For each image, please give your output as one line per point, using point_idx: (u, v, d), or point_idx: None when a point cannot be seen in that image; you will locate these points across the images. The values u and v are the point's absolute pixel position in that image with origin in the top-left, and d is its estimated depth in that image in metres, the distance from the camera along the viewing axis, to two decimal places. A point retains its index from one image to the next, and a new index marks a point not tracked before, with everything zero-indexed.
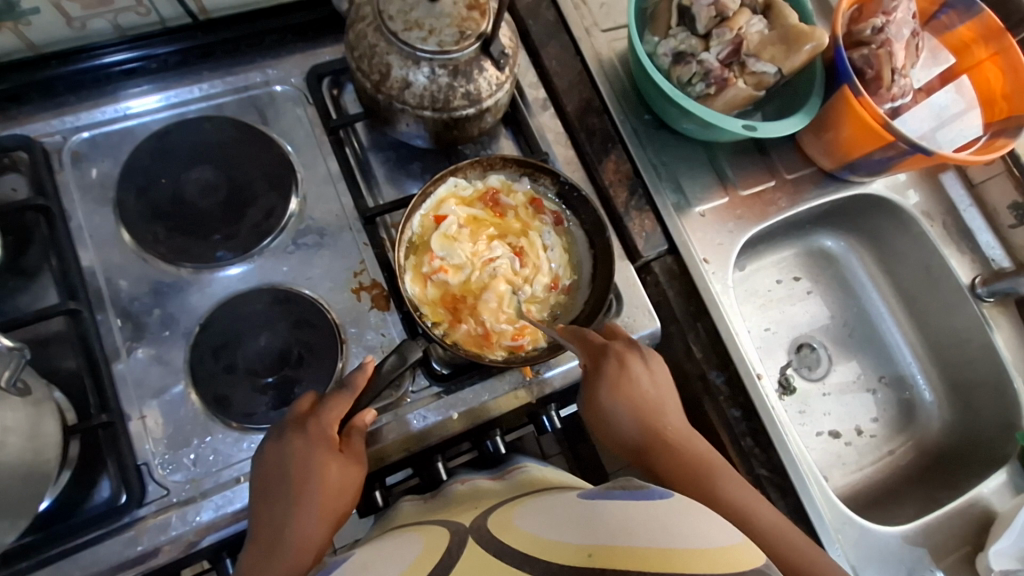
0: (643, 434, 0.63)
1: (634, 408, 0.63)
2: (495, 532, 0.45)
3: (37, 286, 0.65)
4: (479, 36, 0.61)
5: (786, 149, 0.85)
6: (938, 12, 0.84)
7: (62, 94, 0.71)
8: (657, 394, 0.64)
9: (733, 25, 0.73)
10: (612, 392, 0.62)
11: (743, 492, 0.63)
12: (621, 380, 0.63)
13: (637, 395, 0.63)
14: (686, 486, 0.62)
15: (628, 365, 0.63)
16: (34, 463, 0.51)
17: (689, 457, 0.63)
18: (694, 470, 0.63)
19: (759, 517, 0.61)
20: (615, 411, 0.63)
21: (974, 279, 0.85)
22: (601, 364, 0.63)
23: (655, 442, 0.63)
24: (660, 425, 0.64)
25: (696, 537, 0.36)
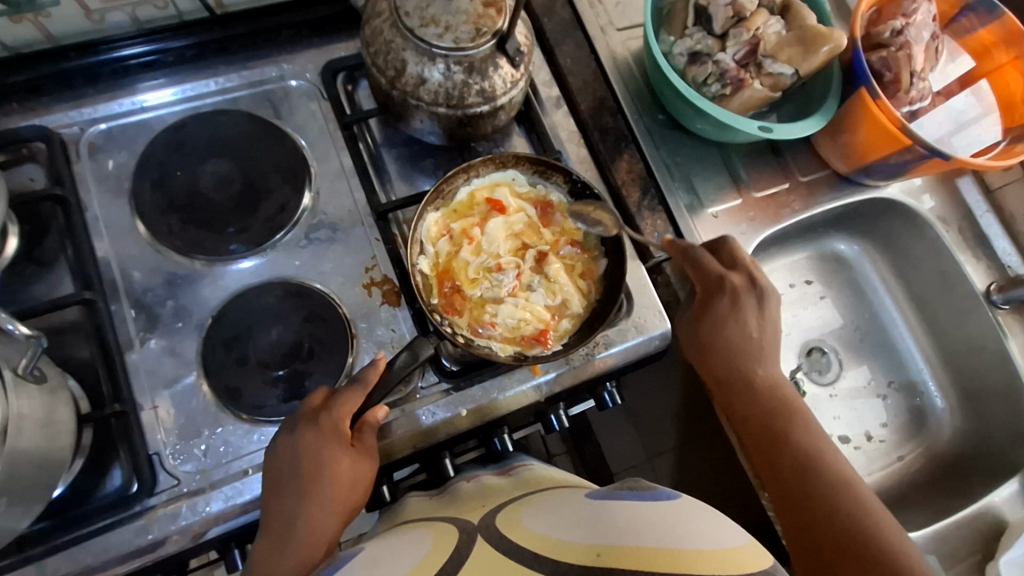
0: (732, 369, 0.66)
1: (735, 348, 0.66)
2: (504, 531, 0.45)
3: (52, 276, 0.66)
4: (495, 34, 0.61)
5: (800, 151, 0.84)
6: (958, 15, 0.83)
7: (80, 85, 0.71)
8: (757, 336, 0.66)
9: (751, 26, 0.73)
10: (718, 326, 0.66)
11: (819, 440, 0.62)
12: (729, 315, 0.66)
13: (739, 334, 0.66)
14: (758, 422, 0.64)
15: (742, 305, 0.66)
16: (48, 451, 0.52)
17: (777, 396, 0.65)
18: (773, 409, 0.64)
19: (826, 466, 0.60)
20: (716, 342, 0.66)
21: (988, 285, 0.84)
22: (716, 296, 0.66)
23: (744, 375, 0.66)
24: (755, 362, 0.66)
25: (703, 539, 0.36)
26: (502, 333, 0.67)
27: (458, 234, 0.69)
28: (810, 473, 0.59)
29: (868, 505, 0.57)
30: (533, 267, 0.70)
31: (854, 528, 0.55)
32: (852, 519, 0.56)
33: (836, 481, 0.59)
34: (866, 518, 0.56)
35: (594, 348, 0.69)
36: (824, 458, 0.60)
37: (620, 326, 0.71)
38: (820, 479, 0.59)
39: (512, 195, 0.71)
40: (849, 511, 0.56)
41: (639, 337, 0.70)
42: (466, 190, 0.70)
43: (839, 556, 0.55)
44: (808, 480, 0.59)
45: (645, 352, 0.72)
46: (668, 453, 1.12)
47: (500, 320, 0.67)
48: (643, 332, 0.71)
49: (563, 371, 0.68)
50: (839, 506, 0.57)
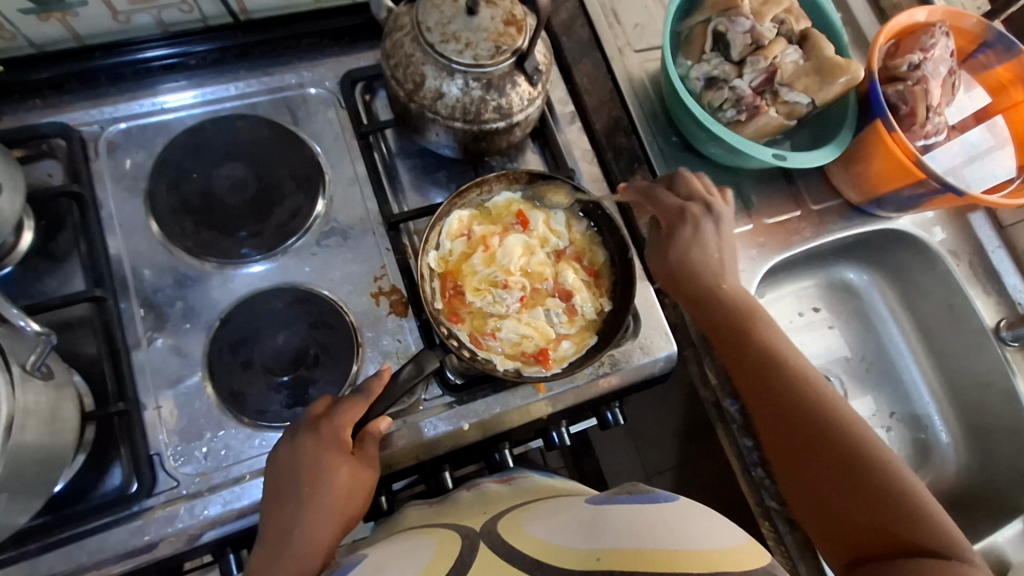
0: (697, 285, 0.66)
1: (701, 275, 0.66)
2: (506, 537, 0.46)
3: (63, 271, 0.67)
4: (515, 52, 0.62)
5: (813, 179, 0.84)
6: (975, 51, 0.82)
7: (103, 84, 0.72)
8: (719, 259, 0.66)
9: (768, 54, 0.73)
10: (682, 257, 0.66)
11: (783, 341, 0.64)
12: (692, 241, 0.66)
13: (700, 261, 0.66)
14: (736, 347, 0.64)
15: (701, 229, 0.66)
16: (51, 447, 0.52)
17: (741, 306, 0.65)
18: (738, 324, 0.64)
19: (796, 376, 0.61)
20: (679, 266, 0.66)
21: (998, 321, 0.84)
22: (676, 224, 0.66)
23: (711, 287, 0.65)
24: (720, 276, 0.66)
25: (704, 539, 0.38)
26: (509, 349, 0.67)
27: (476, 238, 0.70)
28: (790, 397, 0.60)
29: (834, 401, 0.59)
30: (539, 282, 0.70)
31: (833, 437, 0.57)
32: (846, 442, 0.56)
33: (802, 381, 0.60)
34: (856, 438, 0.56)
35: (599, 368, 0.69)
36: (798, 375, 0.61)
37: (626, 347, 0.71)
38: (789, 384, 0.60)
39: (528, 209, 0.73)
40: (838, 430, 0.57)
41: (645, 359, 0.70)
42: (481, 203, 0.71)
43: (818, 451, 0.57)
44: (796, 402, 0.59)
45: (648, 374, 0.72)
46: (666, 473, 1.13)
47: (503, 335, 0.67)
48: (649, 353, 0.71)
49: (568, 390, 0.68)
50: (829, 429, 0.57)
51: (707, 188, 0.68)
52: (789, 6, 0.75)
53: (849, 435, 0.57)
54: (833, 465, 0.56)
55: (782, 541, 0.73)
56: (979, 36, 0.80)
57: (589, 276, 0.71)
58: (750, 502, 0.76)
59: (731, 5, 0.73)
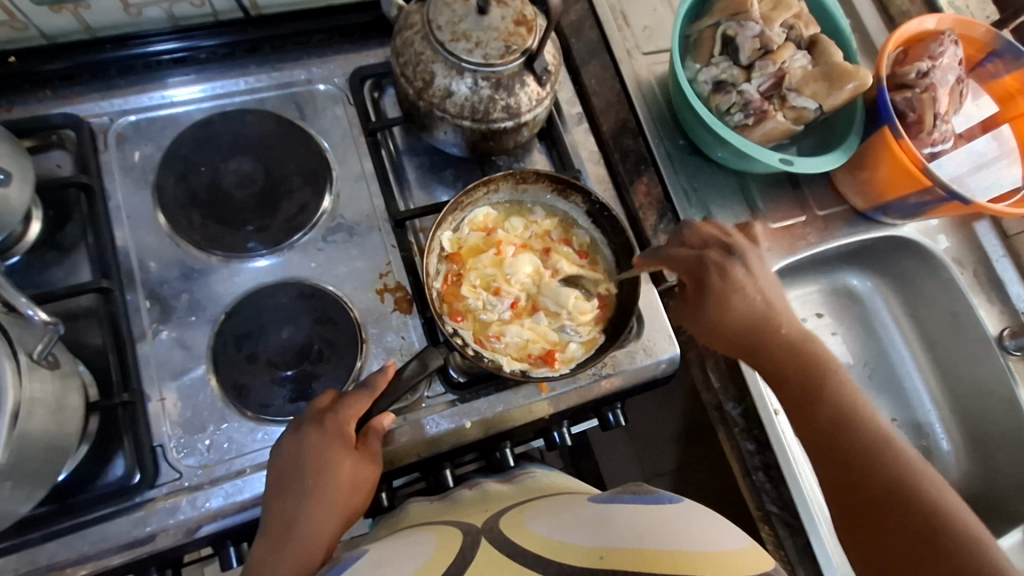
0: (748, 331, 0.63)
1: (747, 317, 0.63)
2: (508, 535, 0.46)
3: (70, 261, 0.67)
4: (525, 52, 0.62)
5: (819, 185, 0.85)
6: (985, 60, 0.82)
7: (112, 76, 0.73)
8: (765, 302, 0.63)
9: (777, 59, 0.73)
10: (717, 304, 0.62)
11: (852, 389, 0.60)
12: (727, 286, 0.62)
13: (741, 305, 0.62)
14: (799, 397, 0.61)
15: (730, 273, 0.62)
16: (56, 436, 0.52)
17: (802, 351, 0.62)
18: (801, 369, 0.61)
19: (867, 430, 0.57)
20: (723, 312, 0.63)
21: (1001, 330, 0.84)
22: (702, 273, 0.62)
23: (765, 331, 0.63)
24: (775, 320, 0.63)
25: (707, 542, 0.38)
26: (514, 352, 0.67)
27: (490, 240, 0.71)
28: (864, 454, 0.56)
29: (907, 456, 0.55)
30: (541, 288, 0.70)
31: (904, 497, 0.53)
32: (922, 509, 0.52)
33: (872, 434, 0.57)
34: (927, 499, 0.52)
35: (601, 368, 0.69)
36: (875, 431, 0.57)
37: (629, 348, 0.71)
38: (856, 436, 0.56)
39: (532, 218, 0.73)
40: (904, 486, 0.53)
41: (648, 360, 0.70)
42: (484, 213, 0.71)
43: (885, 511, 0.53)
44: (869, 459, 0.55)
45: (651, 376, 0.72)
46: (665, 476, 1.13)
47: (507, 340, 0.67)
48: (652, 354, 0.71)
49: (570, 390, 0.68)
50: (905, 493, 0.53)
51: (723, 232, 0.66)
52: (798, 11, 0.76)
53: (929, 503, 0.52)
54: (907, 531, 0.52)
55: (781, 545, 0.73)
56: (987, 44, 0.81)
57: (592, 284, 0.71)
58: (750, 505, 0.76)
59: (741, 9, 0.74)
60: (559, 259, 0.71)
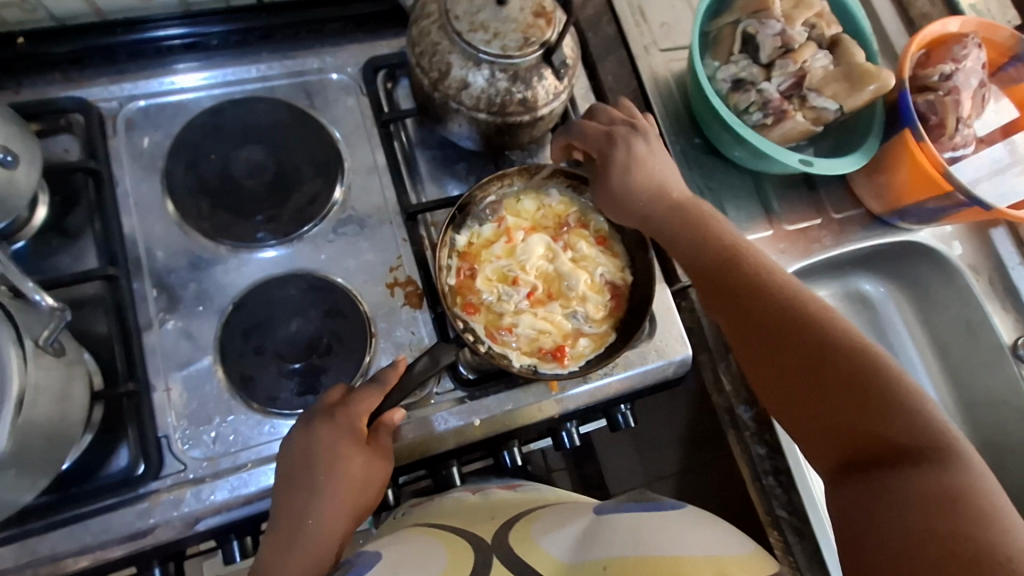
0: (649, 195, 0.65)
1: (654, 203, 0.65)
2: (521, 551, 0.44)
3: (76, 247, 0.66)
4: (543, 44, 0.61)
5: (834, 188, 0.83)
6: (1008, 64, 0.81)
7: (123, 61, 0.72)
8: (659, 171, 0.66)
9: (797, 58, 0.72)
10: (623, 175, 0.65)
11: (738, 238, 0.63)
12: (625, 156, 0.65)
13: (643, 172, 0.65)
14: (708, 275, 0.61)
15: (632, 144, 0.66)
16: (60, 424, 0.51)
17: (693, 210, 0.65)
18: (694, 227, 0.63)
19: (757, 273, 0.59)
20: (626, 185, 0.65)
21: (1016, 339, 0.83)
22: (609, 148, 0.66)
23: (663, 194, 0.65)
24: (669, 184, 0.66)
25: (711, 547, 0.38)
26: (524, 347, 0.66)
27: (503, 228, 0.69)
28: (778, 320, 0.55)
29: (796, 289, 0.57)
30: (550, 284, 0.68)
31: (801, 330, 0.54)
32: (840, 358, 0.51)
33: (760, 275, 0.58)
34: (824, 327, 0.53)
35: (613, 369, 0.68)
36: (787, 294, 0.56)
37: (641, 348, 0.70)
38: (748, 281, 0.58)
39: (546, 207, 0.72)
40: (803, 317, 0.54)
41: (660, 361, 0.69)
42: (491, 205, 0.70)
43: (783, 346, 0.54)
44: (782, 319, 0.55)
45: (662, 377, 0.71)
46: (668, 478, 1.12)
47: (519, 331, 0.65)
48: (663, 356, 0.70)
49: (581, 390, 0.67)
50: (821, 349, 0.52)
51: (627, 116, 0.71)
52: (820, 10, 0.75)
53: (846, 350, 0.51)
54: (830, 372, 0.51)
55: (790, 551, 0.73)
56: (1009, 48, 0.80)
57: (602, 281, 0.69)
58: (760, 510, 0.76)
59: (762, 7, 0.72)
60: (573, 251, 0.70)
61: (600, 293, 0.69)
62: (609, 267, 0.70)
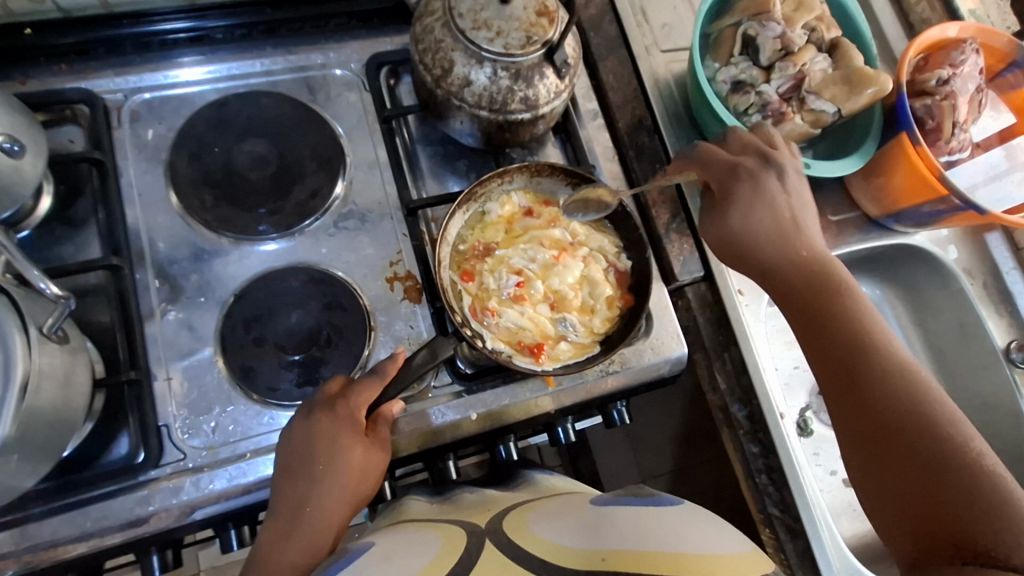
0: (768, 246, 0.61)
1: (767, 245, 0.61)
2: (512, 536, 0.46)
3: (80, 237, 0.66)
4: (545, 43, 0.62)
5: (832, 190, 0.84)
6: (1004, 71, 0.82)
7: (129, 53, 0.72)
8: (788, 220, 0.61)
9: (797, 61, 0.73)
10: (740, 219, 0.61)
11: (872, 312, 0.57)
12: (750, 199, 0.61)
13: (765, 220, 0.61)
14: (817, 336, 0.57)
15: (759, 183, 0.62)
16: (63, 411, 0.52)
17: (821, 271, 0.59)
18: (818, 289, 0.58)
19: (886, 354, 0.54)
20: (742, 230, 0.61)
21: (1009, 343, 0.84)
22: (732, 183, 0.62)
23: (786, 248, 0.60)
24: (797, 240, 0.61)
25: (708, 545, 0.38)
26: (508, 341, 0.66)
27: (499, 227, 0.71)
28: (899, 408, 0.52)
29: (923, 383, 0.53)
30: (545, 278, 0.69)
31: (917, 428, 0.51)
32: (961, 467, 0.48)
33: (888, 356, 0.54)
34: (942, 431, 0.50)
35: (609, 365, 0.69)
36: (913, 384, 0.52)
37: (637, 346, 0.70)
38: (874, 358, 0.54)
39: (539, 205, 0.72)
40: (921, 412, 0.51)
41: (655, 359, 0.70)
42: (495, 208, 0.71)
43: (892, 435, 0.51)
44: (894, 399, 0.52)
45: (657, 375, 0.72)
46: (661, 476, 1.13)
47: (501, 320, 0.66)
48: (659, 354, 0.70)
49: (577, 386, 0.68)
50: (938, 448, 0.49)
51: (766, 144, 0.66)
52: (820, 14, 0.75)
53: (963, 458, 0.49)
54: (937, 479, 0.49)
55: (782, 548, 0.73)
56: (1008, 54, 0.80)
57: (610, 271, 0.71)
58: (752, 508, 0.76)
59: (763, 9, 0.73)
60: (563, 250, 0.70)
61: (594, 292, 0.69)
62: (616, 256, 0.72)
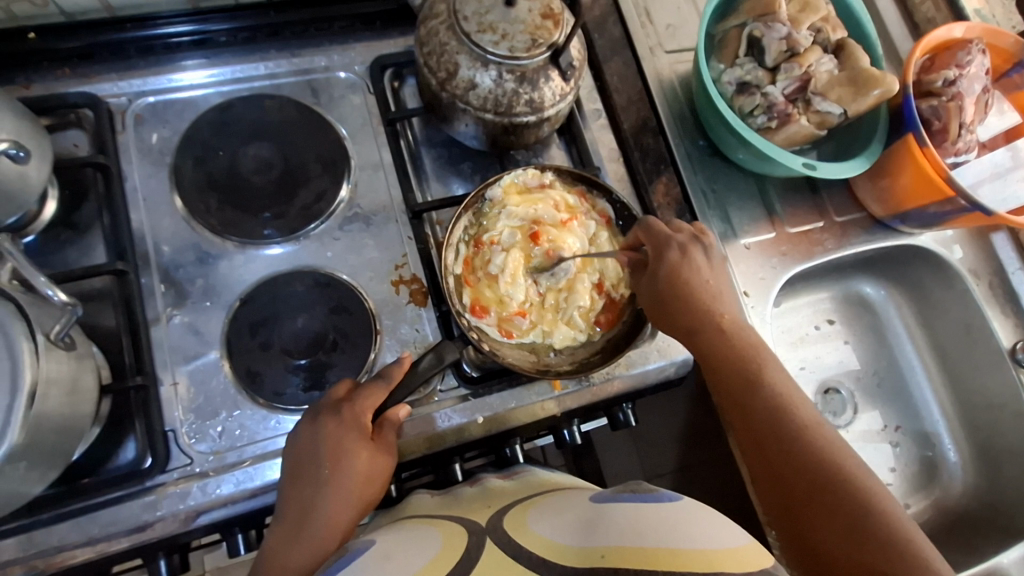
0: (695, 314, 0.62)
1: (695, 310, 0.62)
2: (511, 534, 0.46)
3: (85, 242, 0.66)
4: (551, 46, 0.61)
5: (837, 192, 0.84)
6: (1010, 71, 0.82)
7: (132, 57, 0.72)
8: (714, 289, 0.63)
9: (803, 62, 0.72)
10: (671, 279, 0.62)
11: (785, 377, 0.61)
12: (682, 264, 0.62)
13: (693, 285, 0.62)
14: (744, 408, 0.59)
15: (689, 254, 0.63)
16: (70, 417, 0.51)
17: (742, 339, 0.62)
18: (742, 358, 0.61)
19: (798, 417, 0.57)
20: (675, 293, 0.62)
21: (1015, 343, 0.82)
22: (665, 249, 0.63)
23: (712, 317, 0.62)
24: (719, 306, 0.63)
25: (707, 540, 0.38)
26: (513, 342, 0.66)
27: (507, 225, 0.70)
28: (811, 459, 0.55)
29: (825, 439, 0.56)
30: (550, 265, 0.68)
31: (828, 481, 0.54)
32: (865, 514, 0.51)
33: (799, 422, 0.57)
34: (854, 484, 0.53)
35: (615, 368, 0.69)
36: (821, 444, 0.56)
37: (642, 349, 0.70)
38: (787, 422, 0.57)
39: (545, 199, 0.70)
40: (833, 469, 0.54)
41: (661, 361, 0.70)
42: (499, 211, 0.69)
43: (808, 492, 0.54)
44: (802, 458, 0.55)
45: (664, 377, 0.72)
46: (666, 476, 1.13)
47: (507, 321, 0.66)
48: (665, 356, 0.70)
49: (582, 389, 0.68)
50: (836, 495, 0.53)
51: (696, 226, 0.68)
52: (825, 15, 0.75)
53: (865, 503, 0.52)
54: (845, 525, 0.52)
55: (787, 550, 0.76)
56: (1014, 54, 0.80)
57: (599, 295, 0.69)
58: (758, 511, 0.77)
59: (768, 10, 0.73)
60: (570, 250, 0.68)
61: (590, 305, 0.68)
62: (615, 283, 0.70)
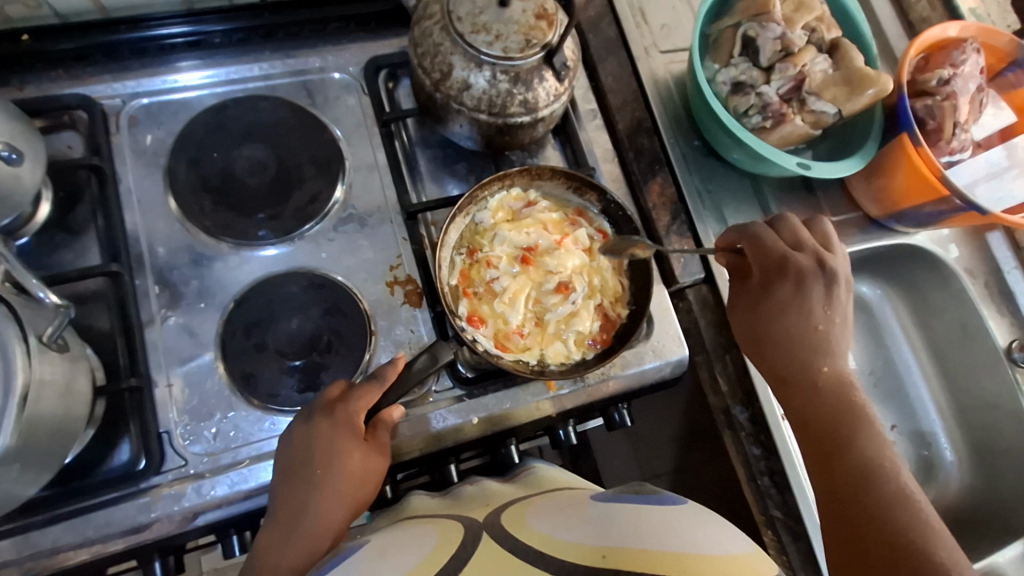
0: (792, 364, 0.62)
1: (788, 357, 0.62)
2: (509, 530, 0.46)
3: (79, 244, 0.66)
4: (545, 47, 0.61)
5: (832, 192, 0.84)
6: (1005, 70, 0.82)
7: (126, 58, 0.72)
8: (817, 334, 0.62)
9: (797, 62, 0.72)
10: (765, 313, 0.63)
11: (884, 443, 0.58)
12: (792, 300, 0.62)
13: (785, 332, 0.62)
14: (826, 464, 0.58)
15: (806, 287, 0.62)
16: (64, 419, 0.51)
17: (844, 395, 0.60)
18: (834, 414, 0.60)
19: (890, 485, 0.55)
20: (770, 335, 0.63)
21: (1010, 342, 0.84)
22: (779, 278, 0.62)
23: (810, 372, 0.61)
24: (822, 358, 0.62)
25: (711, 546, 0.38)
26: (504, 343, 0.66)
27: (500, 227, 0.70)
28: (894, 530, 0.53)
29: (920, 515, 0.54)
30: (546, 278, 0.67)
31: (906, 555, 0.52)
32: None
33: (895, 491, 0.55)
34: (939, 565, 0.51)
35: (610, 368, 0.69)
36: (914, 518, 0.53)
37: (638, 349, 0.70)
38: (876, 488, 0.55)
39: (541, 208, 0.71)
40: (913, 542, 0.52)
41: (656, 362, 0.70)
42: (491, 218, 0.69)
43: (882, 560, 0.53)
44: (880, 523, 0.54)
45: (659, 377, 0.72)
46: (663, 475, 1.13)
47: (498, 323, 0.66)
48: (660, 357, 0.70)
49: (578, 389, 0.68)
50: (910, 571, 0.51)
51: (821, 239, 0.66)
52: (820, 14, 0.75)
53: None
54: None
55: (784, 551, 0.73)
56: (1009, 54, 0.80)
57: (599, 312, 0.69)
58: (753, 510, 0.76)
59: (763, 10, 0.73)
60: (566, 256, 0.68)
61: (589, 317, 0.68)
62: (612, 302, 0.70)
